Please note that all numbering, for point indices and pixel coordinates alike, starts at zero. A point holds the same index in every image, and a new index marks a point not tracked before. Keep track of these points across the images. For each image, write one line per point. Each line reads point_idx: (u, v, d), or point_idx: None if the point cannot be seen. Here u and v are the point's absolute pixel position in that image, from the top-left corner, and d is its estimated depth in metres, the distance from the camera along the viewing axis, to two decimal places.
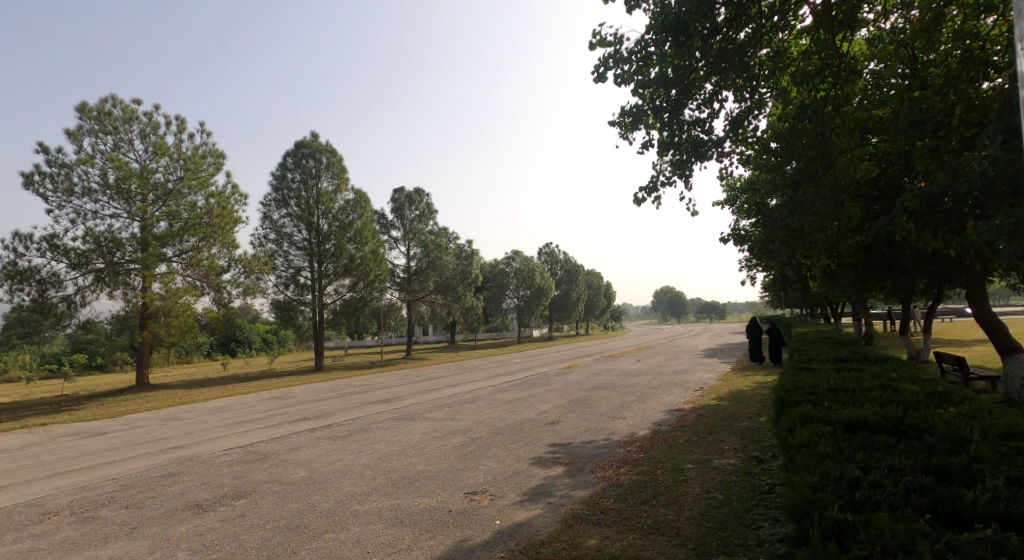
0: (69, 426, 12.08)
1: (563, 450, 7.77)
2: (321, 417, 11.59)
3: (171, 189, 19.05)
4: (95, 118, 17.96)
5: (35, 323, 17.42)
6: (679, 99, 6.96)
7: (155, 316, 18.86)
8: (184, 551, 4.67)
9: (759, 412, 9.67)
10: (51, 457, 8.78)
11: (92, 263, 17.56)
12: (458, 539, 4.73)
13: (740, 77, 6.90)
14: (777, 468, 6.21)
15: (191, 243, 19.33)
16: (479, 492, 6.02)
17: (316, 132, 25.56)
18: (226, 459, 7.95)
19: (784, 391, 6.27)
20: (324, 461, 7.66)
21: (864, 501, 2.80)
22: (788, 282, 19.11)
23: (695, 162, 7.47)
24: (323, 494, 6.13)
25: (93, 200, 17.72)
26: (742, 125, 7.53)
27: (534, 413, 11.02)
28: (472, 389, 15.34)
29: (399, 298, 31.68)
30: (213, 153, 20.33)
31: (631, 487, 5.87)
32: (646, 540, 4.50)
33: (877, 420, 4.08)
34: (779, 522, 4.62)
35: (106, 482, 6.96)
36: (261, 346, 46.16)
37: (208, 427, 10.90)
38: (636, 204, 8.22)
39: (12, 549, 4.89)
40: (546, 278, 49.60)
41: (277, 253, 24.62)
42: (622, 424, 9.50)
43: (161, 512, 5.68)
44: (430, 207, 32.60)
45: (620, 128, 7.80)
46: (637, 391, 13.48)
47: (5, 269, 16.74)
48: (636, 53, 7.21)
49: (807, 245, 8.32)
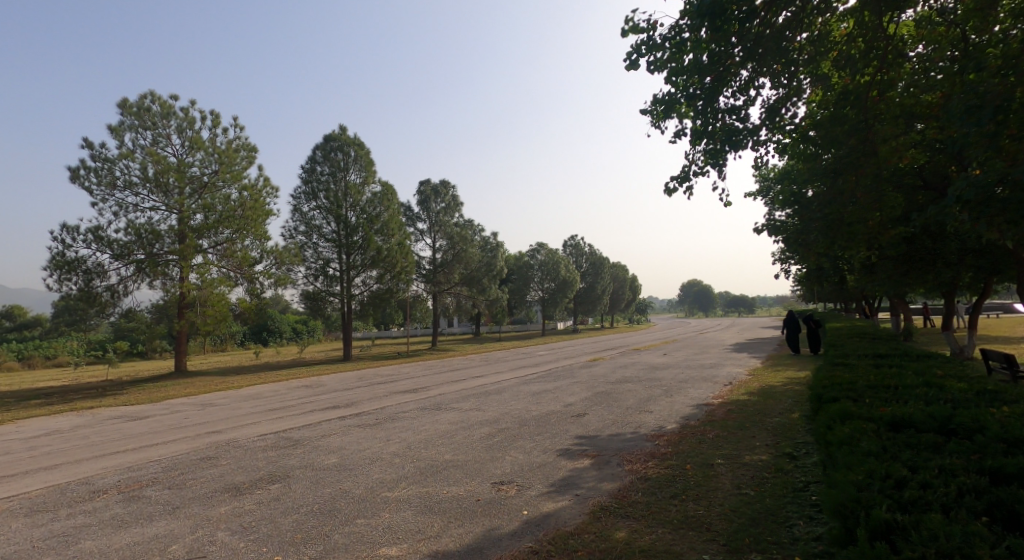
0: (115, 409, 12.60)
1: (590, 443, 7.73)
2: (352, 406, 11.80)
3: (207, 181, 19.53)
4: (135, 114, 18.51)
5: (81, 311, 18.15)
6: (713, 86, 6.86)
7: (192, 305, 19.37)
8: (223, 531, 4.79)
9: (791, 408, 9.43)
10: (97, 438, 9.16)
11: (133, 255, 18.15)
12: (487, 528, 4.76)
13: (777, 62, 6.77)
14: (811, 465, 6.06)
15: (225, 235, 19.82)
16: (507, 482, 6.04)
17: (344, 126, 25.91)
18: (260, 445, 8.14)
19: (821, 387, 6.09)
20: (354, 448, 7.79)
21: (913, 501, 2.69)
22: (823, 275, 18.53)
23: (729, 151, 7.32)
24: (354, 480, 6.23)
25: (134, 193, 18.35)
26: (778, 113, 7.36)
27: (560, 405, 11.02)
28: (498, 381, 15.39)
29: (425, 290, 31.90)
30: (246, 147, 20.73)
31: (660, 480, 5.82)
32: (675, 534, 4.44)
33: (924, 418, 3.92)
34: (815, 521, 4.50)
35: (149, 463, 7.22)
36: (292, 336, 47.11)
37: (242, 413, 11.20)
38: (667, 195, 8.12)
39: (65, 524, 5.11)
40: (571, 271, 49.35)
41: (307, 245, 25.06)
42: (649, 418, 9.38)
43: (202, 493, 5.86)
44: (456, 199, 32.64)
45: (652, 116, 7.68)
46: (665, 385, 13.31)
47: (54, 260, 17.53)
48: (670, 39, 7.05)
49: (847, 237, 8.06)
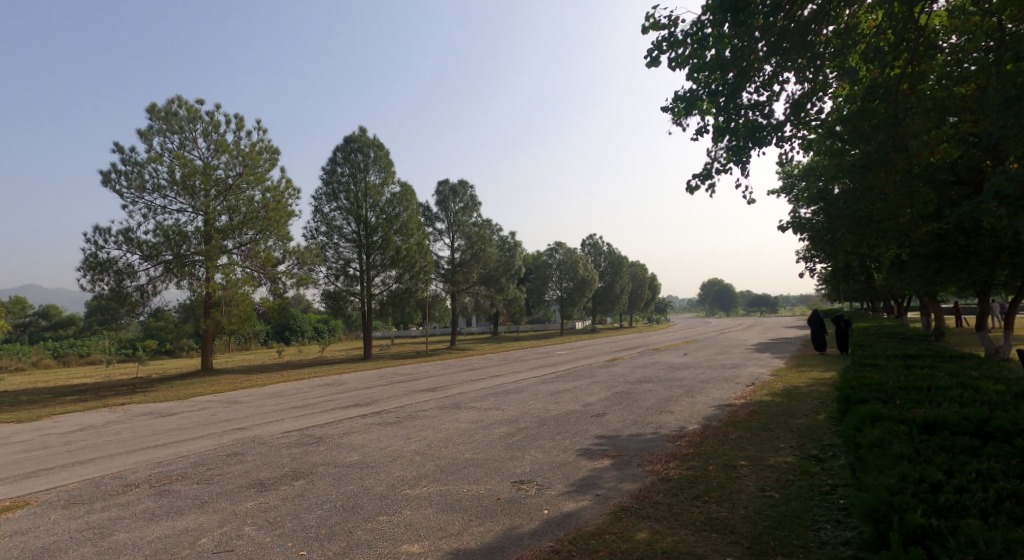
0: (145, 406, 12.91)
1: (610, 443, 7.68)
2: (373, 404, 11.91)
3: (231, 183, 19.88)
4: (163, 118, 18.96)
5: (112, 311, 18.66)
6: (737, 82, 6.77)
7: (217, 304, 19.75)
8: (250, 525, 4.88)
9: (816, 409, 9.23)
10: (129, 434, 9.41)
11: (161, 255, 18.60)
12: (508, 527, 4.76)
13: (803, 57, 6.66)
14: (838, 468, 5.94)
15: (249, 236, 20.16)
16: (527, 482, 6.03)
17: (364, 127, 26.11)
18: (284, 442, 8.28)
19: (849, 388, 5.95)
20: (375, 446, 7.87)
21: (949, 506, 2.62)
22: (850, 274, 18.10)
23: (753, 148, 7.22)
24: (376, 477, 6.29)
25: (162, 195, 18.78)
26: (804, 108, 7.25)
27: (579, 404, 10.99)
28: (517, 380, 15.38)
29: (444, 290, 32.08)
30: (269, 149, 21.05)
31: (682, 481, 5.75)
32: (699, 536, 4.39)
33: (958, 421, 3.82)
34: (843, 525, 4.40)
35: (179, 458, 7.39)
36: (314, 335, 47.76)
37: (267, 410, 11.40)
38: (689, 193, 8.04)
39: (99, 516, 5.25)
40: (590, 271, 49.11)
41: (328, 245, 25.38)
42: (670, 418, 9.30)
43: (229, 488, 5.98)
44: (474, 199, 32.65)
45: (673, 113, 7.58)
46: (685, 385, 13.15)
47: (87, 260, 18.07)
48: (692, 35, 6.97)
49: (876, 234, 7.86)
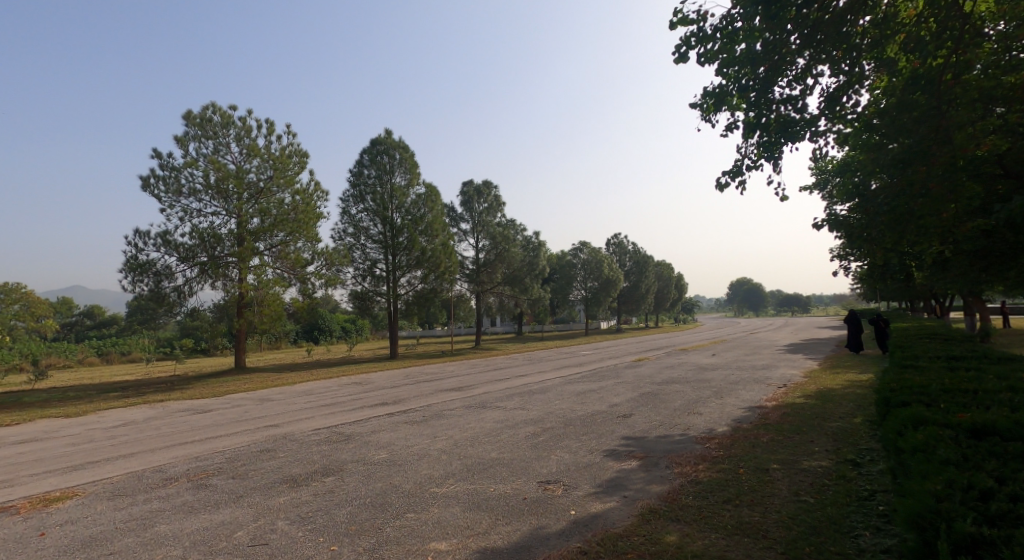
0: (182, 403, 13.30)
1: (637, 445, 7.59)
2: (400, 403, 12.01)
3: (263, 186, 20.32)
4: (198, 124, 19.48)
5: (152, 311, 19.26)
6: (768, 77, 6.64)
7: (250, 304, 20.19)
8: (283, 520, 4.97)
9: (852, 412, 8.96)
10: (167, 429, 9.70)
11: (197, 257, 19.11)
12: (535, 527, 4.74)
13: (838, 48, 6.49)
14: (876, 473, 5.74)
15: (279, 238, 20.55)
16: (553, 482, 6.00)
17: (390, 129, 26.31)
18: (314, 439, 8.42)
19: (888, 390, 5.75)
20: (402, 444, 7.93)
21: (1001, 516, 2.51)
22: (888, 272, 17.50)
23: (785, 143, 7.05)
24: (404, 475, 6.35)
25: (197, 199, 19.29)
26: (839, 102, 7.05)
27: (606, 405, 10.90)
28: (543, 380, 15.32)
29: (469, 290, 32.22)
30: (299, 153, 21.42)
31: (712, 484, 5.64)
32: (730, 540, 4.30)
33: (1009, 427, 3.65)
34: (883, 532, 4.25)
35: (214, 454, 7.59)
36: (342, 335, 48.47)
37: (297, 408, 11.62)
38: (718, 190, 7.90)
39: (140, 508, 5.42)
40: (616, 271, 48.69)
41: (355, 246, 25.76)
42: (698, 420, 9.15)
43: (262, 483, 6.10)
44: (498, 199, 32.66)
45: (702, 110, 7.45)
46: (714, 386, 12.91)
47: (128, 262, 18.69)
48: (722, 29, 6.84)
49: (918, 231, 7.56)
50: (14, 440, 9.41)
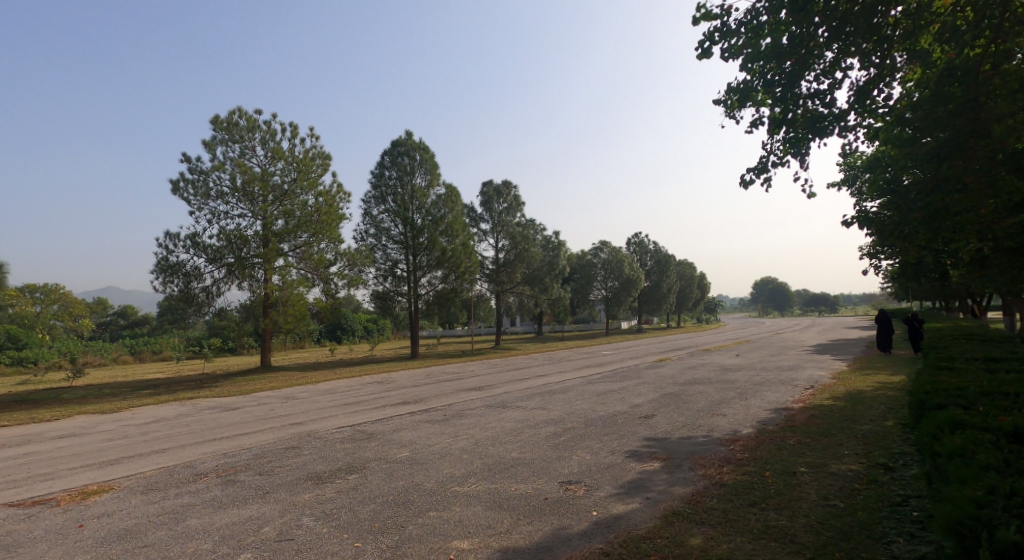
0: (210, 400, 13.60)
1: (659, 446, 7.49)
2: (421, 402, 12.08)
3: (287, 189, 20.61)
4: (225, 128, 19.87)
5: (181, 311, 19.71)
6: (795, 71, 6.51)
7: (275, 304, 20.53)
8: (308, 516, 5.02)
9: (883, 415, 8.70)
10: (196, 426, 9.92)
11: (224, 258, 19.50)
12: (556, 527, 4.71)
13: (869, 40, 6.35)
14: (910, 478, 5.55)
15: (303, 239, 20.85)
16: (575, 482, 5.95)
17: (410, 131, 26.45)
18: (338, 437, 8.51)
19: (923, 392, 5.57)
20: (424, 443, 7.97)
21: None
22: (920, 271, 16.95)
23: (813, 139, 6.89)
24: (425, 474, 6.37)
25: (225, 202, 19.68)
26: (869, 95, 6.87)
27: (627, 406, 10.79)
28: (564, 380, 15.26)
29: (489, 290, 32.28)
30: (322, 155, 21.69)
31: (737, 487, 5.54)
32: (756, 544, 4.20)
33: None
34: (917, 539, 4.11)
35: (242, 450, 7.72)
36: (364, 335, 49.00)
37: (321, 406, 11.77)
38: (743, 187, 7.77)
39: (171, 503, 5.53)
40: (637, 270, 48.27)
41: (377, 247, 26.01)
42: (722, 421, 8.99)
43: (288, 480, 6.18)
44: (518, 199, 32.61)
45: (726, 106, 7.31)
46: (739, 387, 12.69)
47: (158, 263, 19.16)
48: (746, 23, 6.71)
49: (954, 227, 7.30)
50: (53, 435, 9.73)
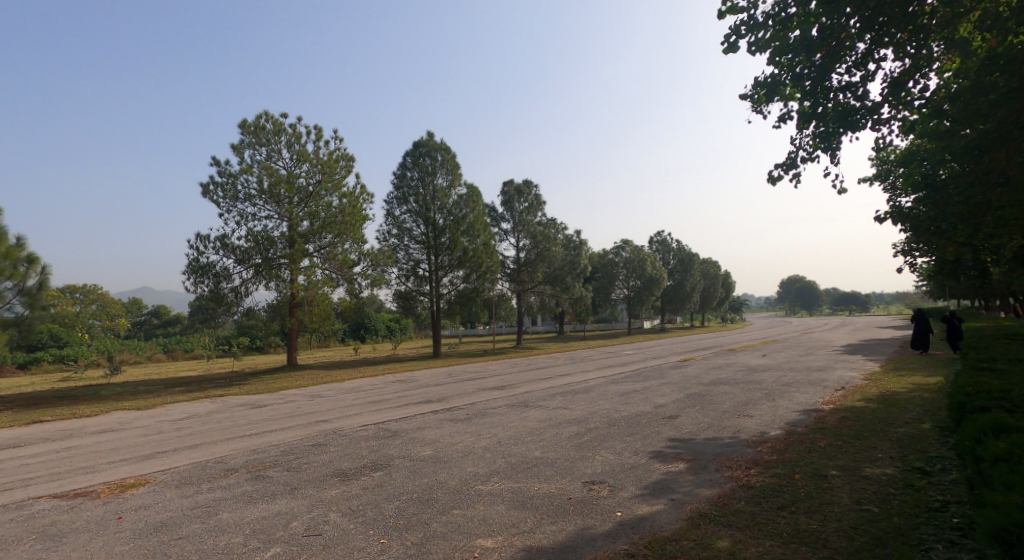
0: (239, 397, 13.88)
1: (684, 447, 7.37)
2: (443, 401, 12.13)
3: (312, 191, 20.92)
4: (252, 132, 20.25)
5: (211, 310, 20.12)
6: (825, 64, 6.36)
7: (301, 304, 20.84)
8: (335, 512, 5.07)
9: (918, 417, 8.42)
10: (226, 423, 10.12)
11: (252, 259, 19.86)
12: (581, 527, 4.66)
13: (904, 30, 6.17)
14: (949, 483, 5.35)
15: (328, 239, 21.12)
16: (599, 482, 5.90)
17: (432, 132, 26.55)
18: (362, 434, 8.58)
19: (964, 394, 5.37)
20: (447, 441, 7.99)
21: None
22: (957, 269, 16.37)
23: (844, 133, 6.71)
24: (449, 472, 6.38)
25: (252, 204, 20.04)
26: (904, 87, 6.67)
27: (651, 406, 10.66)
28: (587, 379, 15.15)
29: (510, 290, 32.29)
30: (346, 157, 21.95)
31: (765, 490, 5.42)
32: (786, 548, 4.10)
33: None
34: (958, 546, 3.96)
35: (269, 447, 7.86)
36: (387, 334, 49.50)
37: (346, 405, 11.89)
38: (771, 183, 7.62)
39: (202, 497, 5.64)
40: (659, 269, 47.73)
41: (399, 247, 26.23)
42: (749, 423, 8.82)
43: (315, 476, 6.26)
44: (539, 198, 32.50)
45: (753, 101, 7.17)
46: (766, 388, 12.42)
47: (190, 264, 19.64)
48: (774, 16, 6.57)
49: (996, 222, 7.07)
50: (91, 430, 10.04)
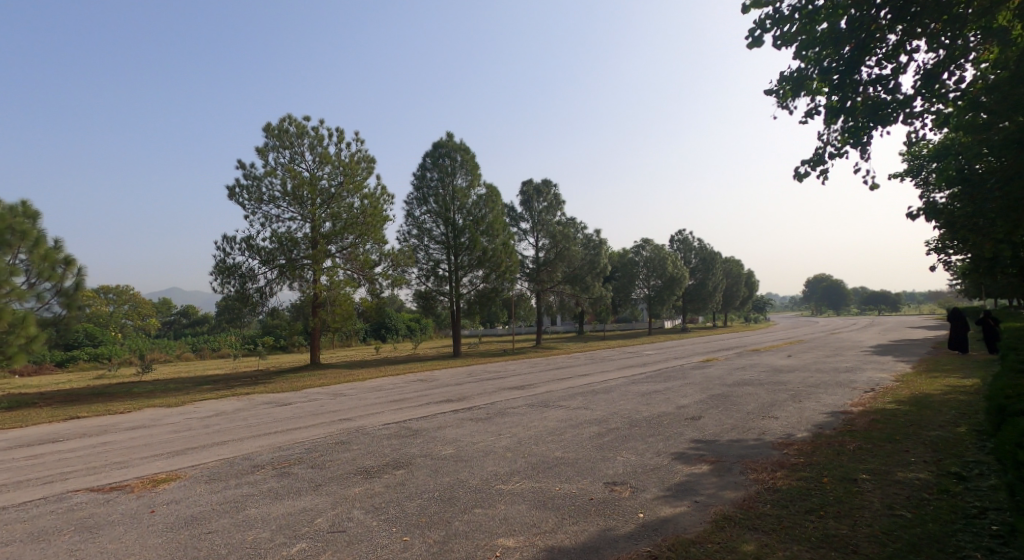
0: (264, 396, 14.11)
1: (708, 448, 7.25)
2: (464, 400, 12.14)
3: (333, 192, 21.14)
4: (276, 135, 20.57)
5: (237, 310, 20.47)
6: (854, 56, 6.19)
7: (324, 304, 21.08)
8: (358, 509, 5.10)
9: (953, 420, 8.14)
10: (252, 420, 10.29)
11: (276, 260, 20.18)
12: (602, 528, 4.62)
13: (938, 20, 5.99)
14: (986, 489, 5.16)
15: (350, 240, 21.35)
16: (621, 483, 5.83)
17: (452, 132, 26.57)
18: (384, 433, 8.64)
19: (1003, 397, 5.18)
20: (468, 441, 7.99)
21: None
22: (993, 268, 15.79)
23: (874, 127, 6.52)
24: (470, 471, 6.38)
25: (276, 205, 20.34)
26: (938, 80, 6.46)
27: (673, 407, 10.53)
28: (608, 379, 15.03)
29: (530, 289, 32.21)
30: (367, 158, 22.16)
31: (793, 493, 5.29)
32: (814, 553, 3.99)
33: None
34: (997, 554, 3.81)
35: (294, 444, 7.96)
36: (408, 333, 49.87)
37: (368, 403, 11.99)
38: (797, 180, 7.45)
39: (229, 493, 5.73)
40: (680, 269, 47.18)
41: (419, 247, 26.37)
42: (774, 424, 8.64)
43: (338, 474, 6.32)
44: (558, 198, 32.37)
45: (778, 96, 7.01)
46: (792, 389, 12.17)
47: (217, 265, 20.04)
48: (800, 8, 6.41)
49: None
50: (123, 427, 10.29)
